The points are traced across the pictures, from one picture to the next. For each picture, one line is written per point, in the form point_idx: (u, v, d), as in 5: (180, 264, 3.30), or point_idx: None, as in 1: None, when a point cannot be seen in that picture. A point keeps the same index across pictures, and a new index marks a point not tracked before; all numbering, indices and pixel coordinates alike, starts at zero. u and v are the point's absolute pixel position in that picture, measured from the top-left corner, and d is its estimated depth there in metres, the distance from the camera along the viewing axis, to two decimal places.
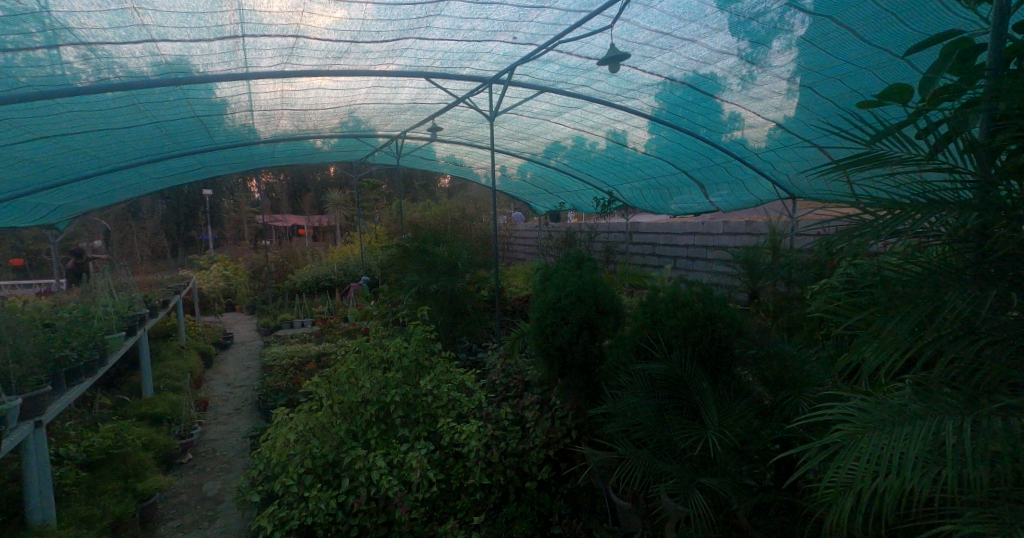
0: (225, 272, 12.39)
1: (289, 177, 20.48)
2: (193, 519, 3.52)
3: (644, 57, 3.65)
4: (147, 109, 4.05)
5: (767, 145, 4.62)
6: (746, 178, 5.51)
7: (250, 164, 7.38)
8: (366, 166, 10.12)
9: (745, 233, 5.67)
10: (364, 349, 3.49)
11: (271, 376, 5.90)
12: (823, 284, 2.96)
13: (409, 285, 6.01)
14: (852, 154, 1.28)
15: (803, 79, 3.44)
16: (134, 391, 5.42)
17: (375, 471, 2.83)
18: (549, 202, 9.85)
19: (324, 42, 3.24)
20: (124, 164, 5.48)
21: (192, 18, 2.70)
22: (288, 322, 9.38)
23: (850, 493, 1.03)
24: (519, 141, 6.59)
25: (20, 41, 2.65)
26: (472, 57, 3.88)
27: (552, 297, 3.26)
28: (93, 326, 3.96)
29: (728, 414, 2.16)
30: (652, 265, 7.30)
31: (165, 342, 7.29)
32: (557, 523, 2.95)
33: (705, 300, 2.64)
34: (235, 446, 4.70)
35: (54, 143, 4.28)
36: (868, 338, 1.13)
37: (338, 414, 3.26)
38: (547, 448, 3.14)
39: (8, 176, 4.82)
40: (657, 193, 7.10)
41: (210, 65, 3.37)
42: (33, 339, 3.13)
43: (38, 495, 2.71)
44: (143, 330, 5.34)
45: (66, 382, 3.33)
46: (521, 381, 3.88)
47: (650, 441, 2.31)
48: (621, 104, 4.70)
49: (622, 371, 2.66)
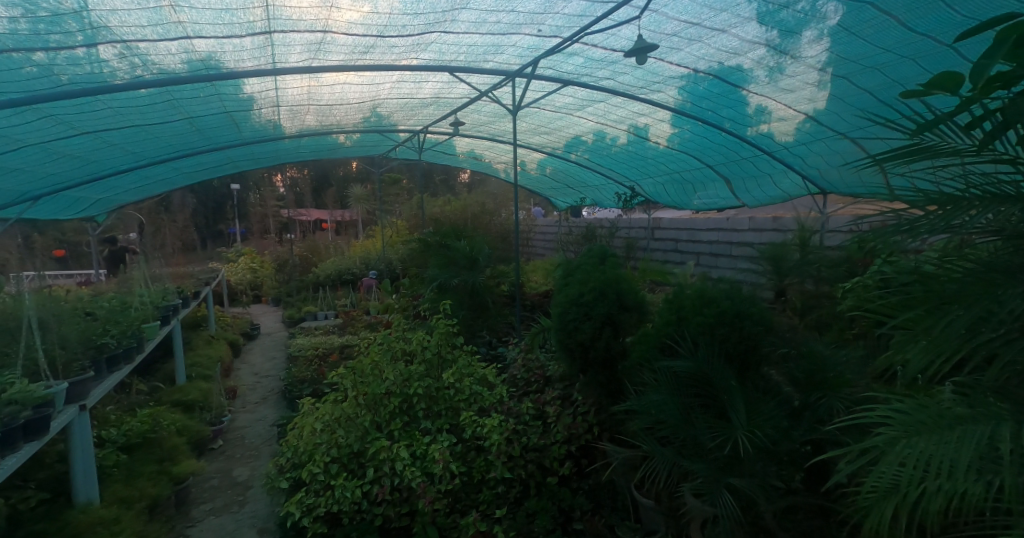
0: (252, 265, 12.69)
1: (312, 171, 20.80)
2: (223, 503, 3.64)
3: (671, 48, 3.57)
4: (181, 105, 4.17)
5: (797, 139, 4.49)
6: (773, 172, 5.38)
7: (276, 158, 7.54)
8: (387, 161, 10.21)
9: (772, 230, 5.54)
10: (387, 341, 3.53)
11: (297, 366, 6.04)
12: (857, 281, 2.87)
13: (431, 279, 6.06)
14: (895, 147, 1.23)
15: (838, 70, 3.33)
16: (168, 378, 5.62)
17: (399, 463, 2.88)
18: (570, 197, 9.80)
19: (351, 37, 3.28)
20: (158, 159, 5.65)
21: (225, 15, 2.76)
22: (312, 314, 9.57)
23: (897, 498, 0.98)
24: (540, 135, 6.55)
25: (61, 41, 2.74)
26: (496, 50, 3.86)
27: (575, 292, 3.23)
28: (130, 315, 4.11)
29: (757, 414, 2.12)
30: (674, 261, 7.20)
31: (196, 331, 7.54)
32: (579, 519, 2.91)
33: (734, 297, 2.56)
34: (263, 434, 4.83)
35: (92, 138, 4.43)
36: (913, 340, 1.09)
37: (362, 406, 3.31)
38: (568, 443, 3.15)
39: (50, 171, 5.02)
40: (680, 188, 6.99)
41: (240, 62, 3.45)
42: (76, 328, 3.27)
43: (83, 475, 2.83)
44: (176, 320, 5.52)
45: (107, 368, 3.46)
46: (543, 376, 3.88)
47: (675, 440, 2.27)
48: (645, 97, 4.62)
49: (646, 367, 2.63)
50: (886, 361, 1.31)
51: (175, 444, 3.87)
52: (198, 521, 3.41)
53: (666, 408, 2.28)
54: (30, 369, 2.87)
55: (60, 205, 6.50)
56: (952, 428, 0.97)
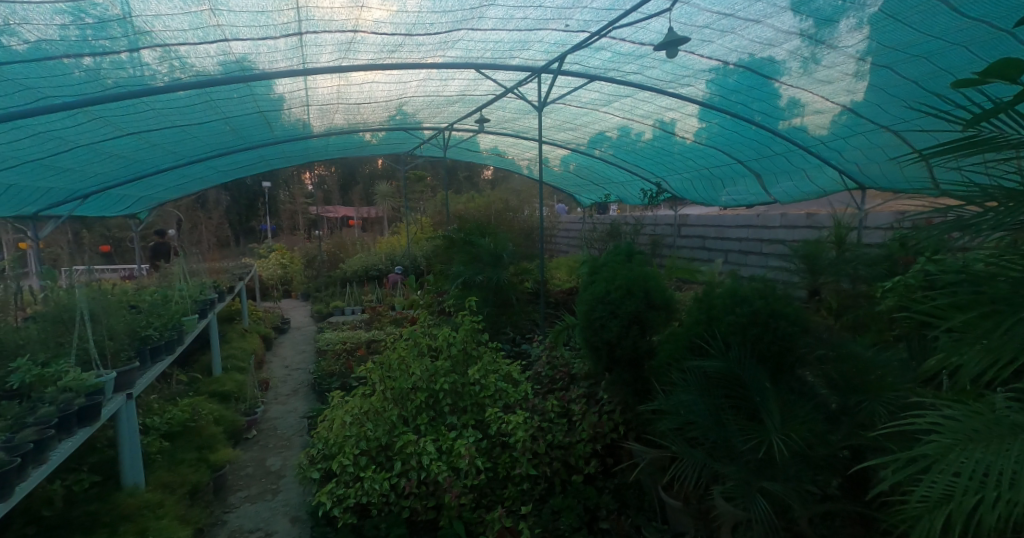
0: (282, 261, 13.06)
1: (340, 168, 21.24)
2: (257, 491, 3.77)
3: (702, 41, 3.48)
4: (217, 106, 4.31)
5: (833, 132, 4.33)
6: (808, 167, 5.21)
7: (306, 156, 7.72)
8: (412, 159, 10.32)
9: (805, 227, 5.37)
10: (414, 337, 3.57)
11: (326, 360, 6.19)
12: (899, 280, 2.74)
13: (455, 276, 6.10)
14: (951, 139, 1.17)
15: (879, 59, 3.19)
16: (205, 369, 5.84)
17: (426, 457, 2.93)
18: (595, 194, 9.72)
19: (380, 36, 3.32)
20: (195, 158, 5.86)
21: (261, 17, 2.83)
22: (340, 309, 9.79)
23: (950, 509, 0.93)
24: (565, 131, 6.50)
25: (107, 46, 2.85)
26: (523, 47, 3.84)
27: (601, 290, 3.20)
28: (171, 309, 4.27)
29: (793, 417, 2.07)
30: (702, 259, 7.06)
31: (230, 324, 7.81)
32: (605, 518, 2.88)
33: (768, 295, 2.49)
34: (294, 425, 4.97)
35: (135, 139, 4.63)
36: (967, 344, 1.04)
37: (390, 400, 3.36)
38: (593, 442, 3.14)
39: (96, 171, 5.27)
40: (708, 184, 6.84)
41: (274, 63, 3.54)
42: (123, 320, 3.42)
43: (129, 460, 2.97)
44: (213, 314, 5.73)
45: (151, 358, 3.61)
46: (568, 374, 3.86)
47: (706, 441, 2.24)
48: (674, 91, 4.52)
49: (675, 367, 2.59)
50: (934, 365, 1.26)
51: (212, 433, 4.02)
52: (235, 508, 3.54)
53: (696, 409, 2.24)
54: (82, 358, 3.02)
55: (105, 203, 6.82)
56: (1010, 438, 0.93)
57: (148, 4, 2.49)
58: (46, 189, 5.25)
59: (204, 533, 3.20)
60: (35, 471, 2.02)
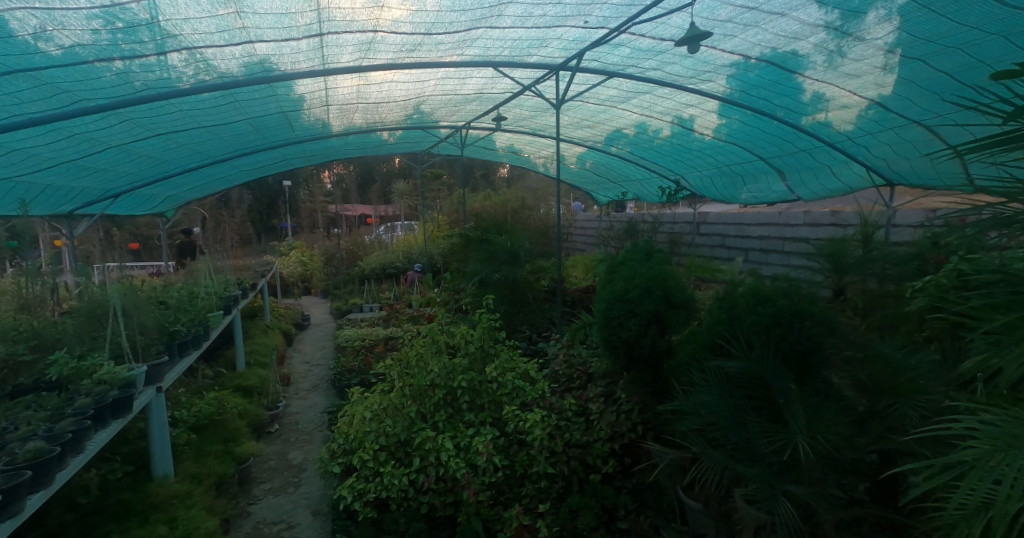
0: (302, 258, 13.28)
1: (358, 167, 21.52)
2: (280, 484, 3.85)
3: (725, 35, 3.42)
4: (242, 107, 4.40)
5: (860, 127, 4.22)
6: (833, 163, 5.09)
7: (326, 155, 7.84)
8: (430, 157, 10.38)
9: (830, 225, 5.24)
10: (432, 334, 3.59)
11: (345, 356, 6.28)
12: (930, 280, 2.65)
13: (472, 274, 6.13)
14: (994, 133, 1.12)
15: (910, 51, 3.09)
16: (229, 364, 5.98)
17: (444, 453, 2.95)
18: (612, 191, 9.64)
19: (400, 36, 3.35)
20: (219, 158, 6.00)
21: (284, 19, 2.87)
22: (358, 306, 9.93)
23: (990, 519, 0.90)
24: (583, 129, 6.45)
25: (136, 49, 2.93)
26: (541, 44, 3.83)
27: (619, 288, 3.17)
28: (197, 305, 4.38)
29: (819, 419, 2.03)
30: (722, 257, 6.96)
31: (252, 321, 7.99)
32: (623, 518, 2.86)
33: (792, 295, 2.43)
34: (314, 420, 5.06)
35: (164, 140, 4.76)
36: (1008, 347, 1.01)
37: (408, 396, 3.39)
38: (611, 441, 3.13)
39: (126, 171, 5.43)
40: (729, 181, 6.73)
41: (296, 63, 3.59)
42: (152, 315, 3.51)
43: (159, 451, 3.07)
44: (236, 310, 5.86)
45: (179, 353, 3.71)
46: (585, 373, 3.84)
47: (727, 442, 2.21)
48: (694, 87, 4.46)
49: (696, 367, 2.56)
50: (970, 367, 1.22)
51: (236, 426, 4.12)
52: (259, 500, 3.63)
53: (717, 410, 2.21)
54: (116, 352, 3.13)
55: (134, 202, 7.03)
56: None
57: (177, 7, 2.55)
58: (79, 189, 5.44)
59: (230, 524, 3.29)
60: (73, 460, 2.09)
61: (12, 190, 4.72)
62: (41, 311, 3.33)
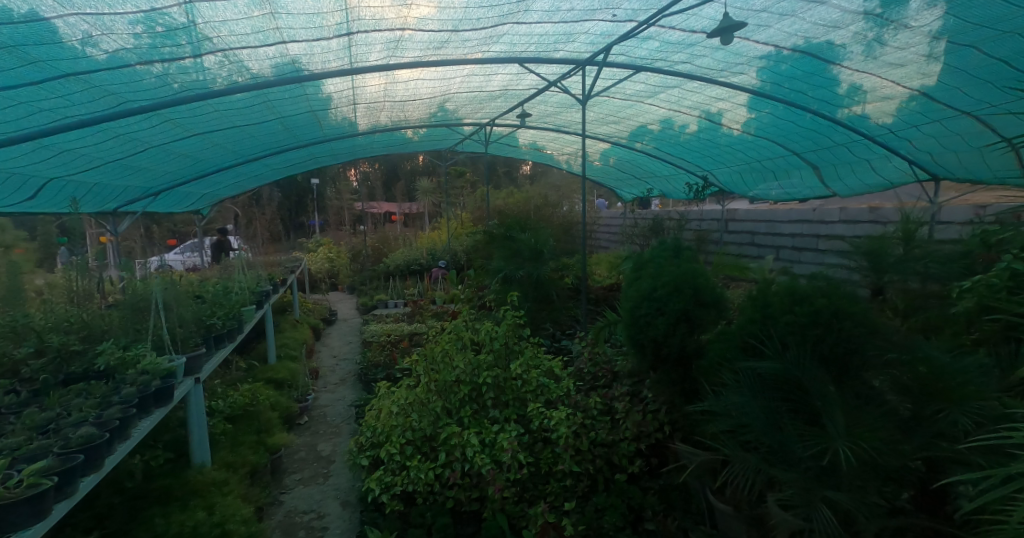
0: (329, 255, 13.57)
1: (383, 165, 21.86)
2: (310, 474, 3.95)
3: (759, 26, 3.31)
4: (273, 106, 4.51)
5: (903, 120, 4.04)
6: (873, 157, 4.88)
7: (353, 153, 7.97)
8: (454, 155, 10.43)
9: (868, 222, 5.03)
10: (457, 331, 3.66)
11: (371, 351, 6.39)
12: (981, 279, 2.51)
13: (496, 271, 6.13)
14: None
15: (960, 38, 2.93)
16: (261, 356, 6.16)
17: (470, 449, 2.97)
18: (637, 188, 9.51)
19: (427, 33, 3.36)
20: (252, 156, 6.17)
21: (315, 19, 2.91)
22: (383, 302, 10.09)
23: None
24: (608, 125, 6.37)
25: (174, 52, 3.02)
26: (567, 39, 3.79)
27: (647, 286, 3.11)
28: (231, 299, 4.52)
29: (860, 424, 1.96)
30: (751, 255, 6.78)
31: (282, 315, 8.21)
32: (650, 519, 2.83)
33: (831, 294, 2.33)
34: (342, 413, 5.16)
35: (201, 139, 4.92)
36: None
37: (434, 391, 3.41)
38: (638, 441, 3.08)
39: (165, 170, 5.65)
40: (759, 176, 6.54)
41: (326, 63, 3.65)
42: (191, 309, 3.64)
43: (197, 439, 3.18)
44: (267, 304, 6.02)
45: (214, 345, 3.83)
46: (611, 371, 3.79)
47: (761, 446, 2.15)
48: (725, 80, 4.34)
49: (726, 367, 2.50)
50: None
51: (268, 418, 4.24)
52: (290, 489, 3.73)
53: (750, 412, 2.17)
54: (157, 343, 3.25)
55: (173, 200, 7.31)
56: None
57: (215, 10, 2.62)
58: (123, 187, 5.68)
59: (263, 512, 3.39)
60: (120, 446, 2.19)
61: (62, 190, 4.97)
62: (89, 304, 3.49)
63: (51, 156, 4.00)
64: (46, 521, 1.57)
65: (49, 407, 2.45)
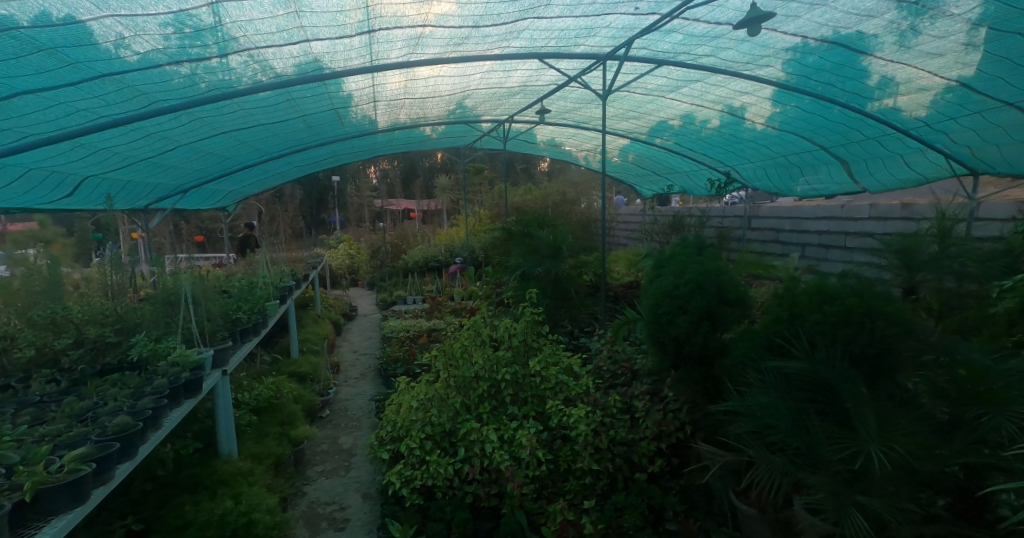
0: (350, 251, 13.77)
1: (402, 163, 22.07)
2: (332, 466, 4.02)
3: (787, 16, 3.19)
4: (297, 104, 4.58)
5: (940, 112, 3.88)
6: (906, 151, 4.71)
7: (373, 151, 8.06)
8: (472, 152, 10.45)
9: (900, 219, 4.85)
10: (476, 327, 3.62)
11: (390, 346, 6.46)
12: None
13: (515, 268, 6.12)
14: None
15: (1002, 25, 2.80)
16: (284, 350, 6.30)
17: (489, 445, 2.97)
18: (657, 185, 9.38)
19: (448, 30, 3.37)
20: (275, 154, 6.28)
21: (338, 17, 2.94)
22: (402, 298, 10.20)
23: None
24: (629, 120, 6.28)
25: (201, 53, 3.08)
26: (589, 33, 3.74)
27: (668, 284, 3.06)
28: (256, 294, 4.61)
29: (893, 427, 1.89)
30: (775, 253, 6.63)
31: (305, 310, 8.37)
32: (671, 519, 2.79)
33: (862, 294, 2.26)
34: (363, 407, 5.24)
35: (227, 137, 5.02)
36: None
37: (453, 387, 3.43)
38: (658, 441, 3.05)
39: (193, 168, 5.79)
40: (785, 172, 6.38)
41: (348, 60, 3.68)
42: (218, 304, 3.72)
43: (225, 430, 3.26)
44: (290, 299, 6.14)
45: (239, 339, 3.92)
46: (630, 370, 3.75)
47: (788, 448, 2.11)
48: (751, 73, 4.23)
49: (751, 367, 2.45)
50: None
51: (291, 411, 4.33)
52: (313, 481, 3.80)
53: (776, 413, 2.12)
54: (186, 336, 3.34)
55: (201, 197, 7.50)
56: None
57: (242, 10, 2.66)
58: (153, 185, 5.84)
59: (288, 502, 3.47)
60: (153, 435, 2.25)
61: (97, 188, 5.14)
62: (122, 298, 3.61)
63: (87, 155, 4.14)
64: (84, 506, 1.63)
65: (87, 396, 2.54)
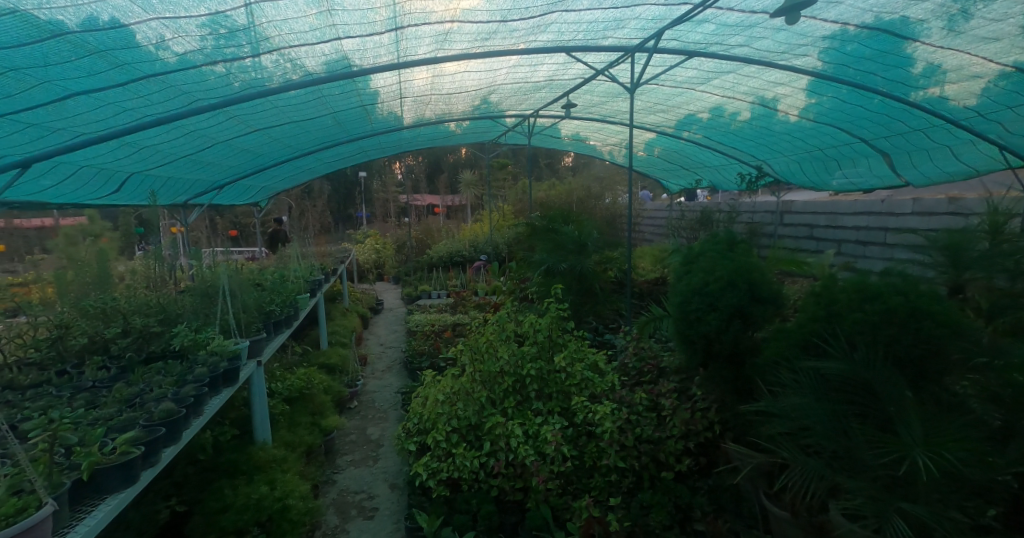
0: (376, 246, 14.01)
1: (427, 158, 22.28)
2: (360, 456, 4.11)
3: (828, 3, 3.05)
4: (326, 102, 4.66)
5: (993, 99, 3.66)
6: (954, 142, 4.47)
7: (399, 147, 8.15)
8: (497, 147, 10.44)
9: (944, 213, 4.63)
10: (501, 322, 3.61)
11: (416, 340, 6.54)
12: None
13: (539, 263, 6.10)
14: None
15: None
16: (314, 342, 6.46)
17: (514, 440, 2.97)
18: (685, 179, 9.18)
19: (476, 25, 3.37)
20: (306, 150, 6.43)
21: (366, 15, 2.97)
22: (427, 293, 10.33)
23: None
24: (657, 114, 6.16)
25: (235, 53, 3.16)
26: (617, 25, 3.68)
27: (698, 281, 2.99)
28: (287, 287, 4.73)
29: (940, 433, 1.81)
30: (810, 249, 6.42)
31: (333, 303, 8.56)
32: (699, 519, 2.75)
33: (908, 292, 2.14)
34: (389, 399, 5.33)
35: (261, 134, 5.16)
36: None
37: (479, 382, 3.44)
38: (686, 439, 3.00)
39: (229, 164, 5.98)
40: (821, 166, 6.15)
41: (377, 57, 3.73)
42: (252, 296, 3.83)
43: (259, 418, 3.37)
44: (320, 293, 6.29)
45: (271, 331, 4.03)
46: (657, 367, 3.69)
47: (824, 451, 2.05)
48: (786, 63, 4.09)
49: (785, 367, 2.39)
50: None
51: (321, 401, 4.43)
52: (341, 470, 3.90)
53: (812, 414, 2.07)
54: (223, 327, 3.45)
55: (236, 192, 7.74)
56: None
57: (277, 10, 2.71)
58: (193, 181, 6.08)
59: (319, 490, 3.57)
60: (194, 422, 2.35)
61: (141, 184, 5.37)
62: (163, 290, 3.75)
63: (132, 153, 4.32)
64: (134, 487, 1.71)
65: (133, 382, 2.66)
